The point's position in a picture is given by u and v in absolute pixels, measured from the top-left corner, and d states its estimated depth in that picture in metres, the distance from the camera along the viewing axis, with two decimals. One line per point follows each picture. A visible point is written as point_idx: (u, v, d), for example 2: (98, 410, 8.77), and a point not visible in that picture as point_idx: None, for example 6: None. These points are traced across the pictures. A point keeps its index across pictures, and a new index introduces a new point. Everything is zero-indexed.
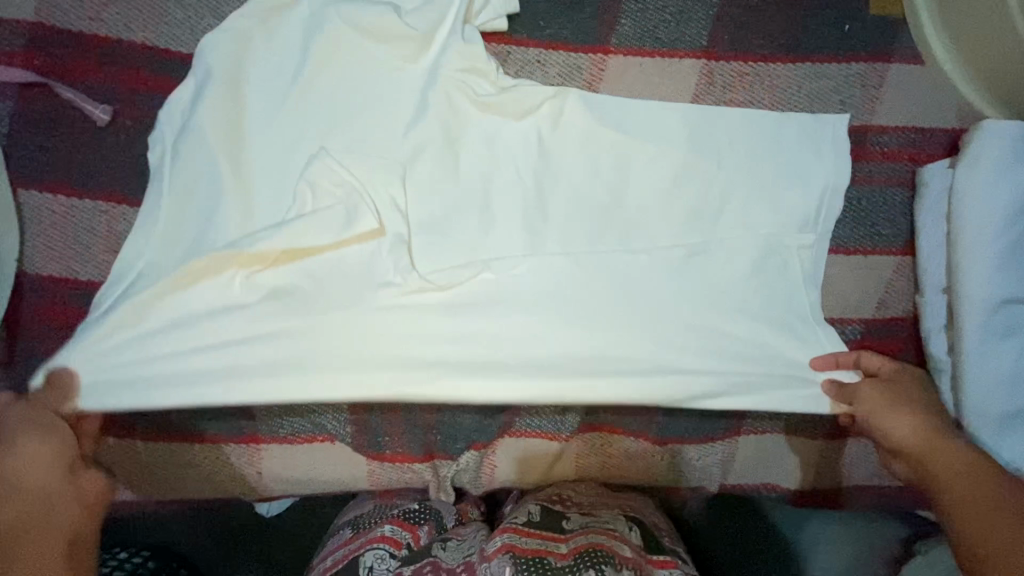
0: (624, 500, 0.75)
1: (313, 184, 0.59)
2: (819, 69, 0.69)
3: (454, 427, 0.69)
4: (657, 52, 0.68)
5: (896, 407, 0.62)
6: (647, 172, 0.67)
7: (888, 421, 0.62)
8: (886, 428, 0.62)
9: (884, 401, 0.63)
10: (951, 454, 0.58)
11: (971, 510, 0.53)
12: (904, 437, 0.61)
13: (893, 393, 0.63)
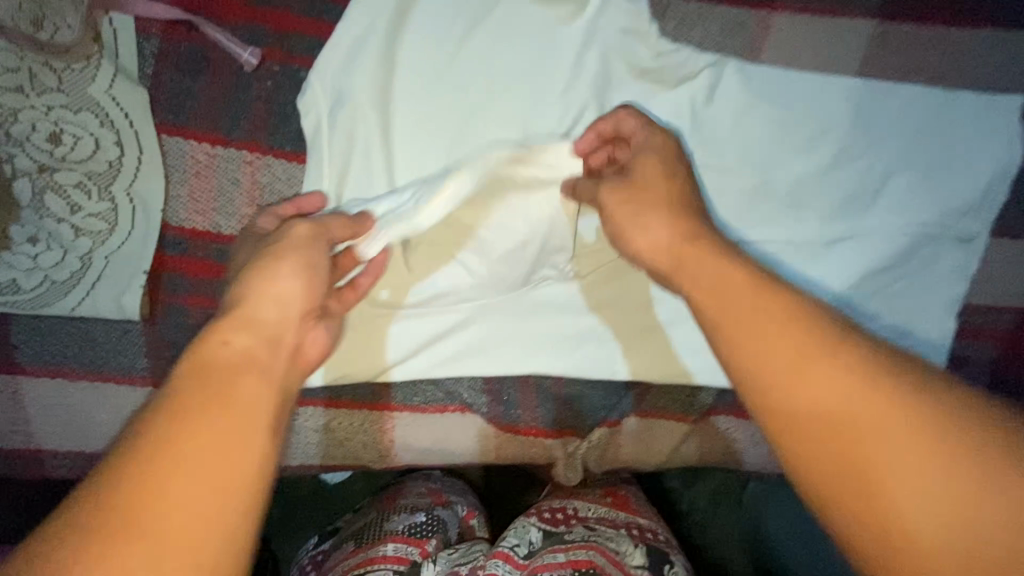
0: (635, 517, 0.66)
1: (469, 158, 0.57)
2: (998, 38, 0.63)
3: (584, 403, 0.67)
4: (829, 11, 0.62)
5: (648, 210, 0.49)
6: (807, 145, 0.63)
7: (643, 226, 0.49)
8: (645, 234, 0.49)
9: (629, 204, 0.50)
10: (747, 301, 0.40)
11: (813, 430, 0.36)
12: (651, 248, 0.48)
13: (641, 198, 0.50)
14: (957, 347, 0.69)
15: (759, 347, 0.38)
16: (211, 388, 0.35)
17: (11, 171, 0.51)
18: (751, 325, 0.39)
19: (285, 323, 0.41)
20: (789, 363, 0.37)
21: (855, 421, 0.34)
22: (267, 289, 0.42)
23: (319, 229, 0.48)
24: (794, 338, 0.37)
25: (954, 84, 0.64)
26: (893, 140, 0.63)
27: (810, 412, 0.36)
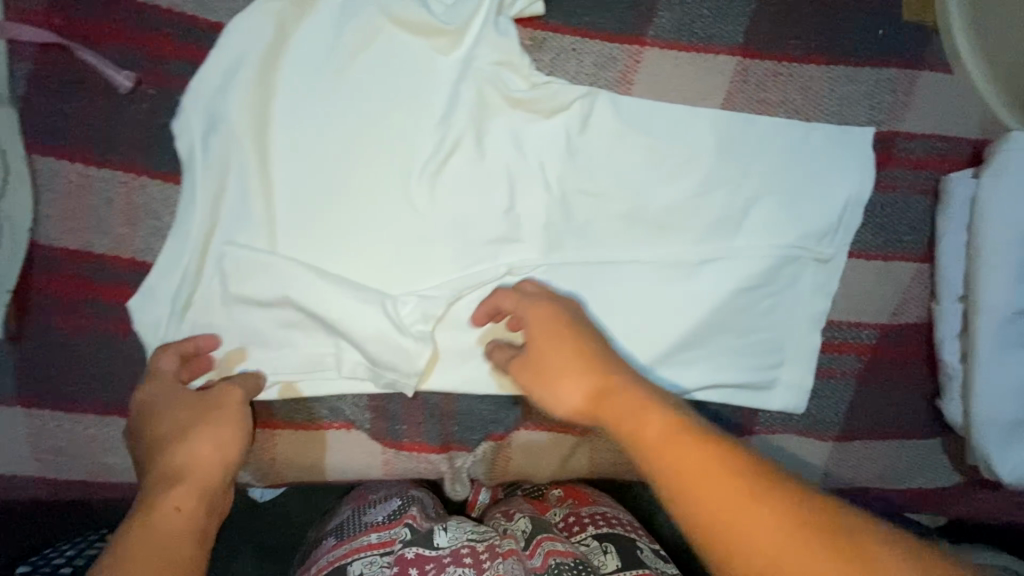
0: (598, 508, 0.69)
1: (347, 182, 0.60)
2: (851, 74, 0.69)
3: (472, 418, 0.69)
4: (694, 47, 0.67)
5: (560, 347, 0.56)
6: (677, 171, 0.67)
7: (558, 384, 0.55)
8: (554, 391, 0.55)
9: (549, 327, 0.57)
10: (656, 425, 0.47)
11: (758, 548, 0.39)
12: (564, 399, 0.54)
13: (555, 334, 0.57)
14: (823, 361, 0.74)
15: (692, 497, 0.42)
16: (160, 545, 0.42)
17: None
18: (659, 450, 0.45)
19: (212, 481, 0.48)
20: (729, 497, 0.41)
21: (759, 517, 0.40)
22: (202, 444, 0.50)
23: (238, 390, 0.55)
24: (721, 471, 0.42)
25: (809, 116, 0.69)
26: (753, 168, 0.67)
27: (715, 493, 0.42)
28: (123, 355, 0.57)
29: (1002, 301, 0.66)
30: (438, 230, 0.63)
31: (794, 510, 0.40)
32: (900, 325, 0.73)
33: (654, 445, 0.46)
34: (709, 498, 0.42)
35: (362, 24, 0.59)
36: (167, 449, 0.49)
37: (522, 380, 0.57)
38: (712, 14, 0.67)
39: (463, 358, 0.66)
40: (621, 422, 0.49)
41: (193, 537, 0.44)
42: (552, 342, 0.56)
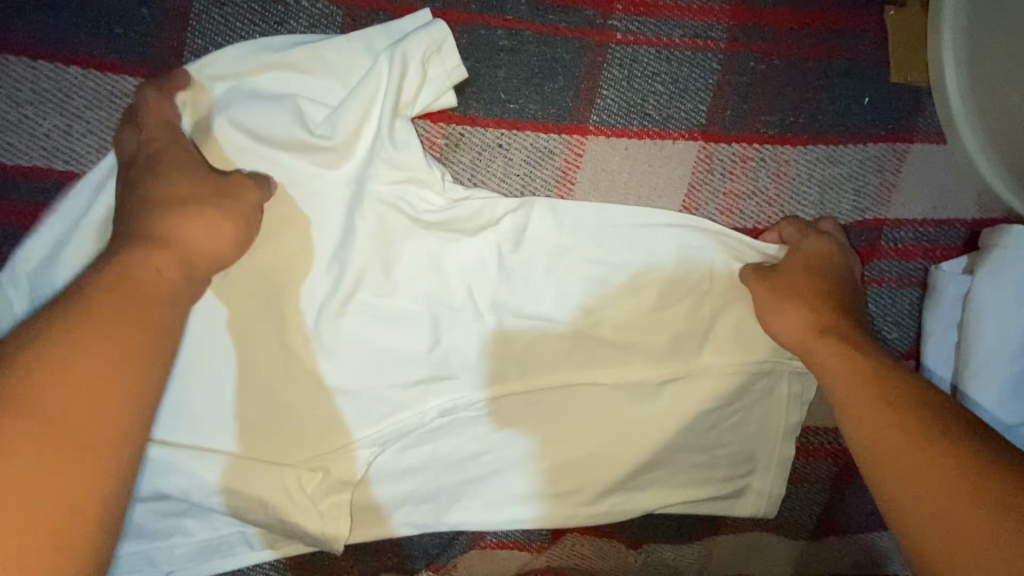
0: None
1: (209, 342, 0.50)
2: (834, 153, 0.58)
3: (414, 547, 0.64)
4: (645, 132, 0.56)
5: (790, 302, 0.54)
6: (630, 283, 0.57)
7: (779, 318, 0.54)
8: (778, 326, 0.54)
9: (775, 295, 0.55)
10: (849, 360, 0.50)
11: (919, 503, 0.40)
12: (791, 333, 0.54)
13: (790, 290, 0.54)
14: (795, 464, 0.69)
15: (851, 410, 0.48)
16: (127, 309, 0.38)
17: None
18: (870, 427, 0.46)
19: (201, 266, 0.44)
20: (912, 462, 0.42)
21: (951, 472, 0.40)
22: (197, 224, 0.43)
23: (254, 188, 0.47)
24: (906, 433, 0.44)
25: (784, 207, 0.58)
26: (722, 275, 0.57)
27: (920, 473, 0.41)
28: None
29: (999, 417, 0.58)
30: (349, 383, 0.53)
31: (952, 451, 0.41)
32: None
33: (860, 425, 0.47)
34: (891, 466, 0.43)
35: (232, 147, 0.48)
36: (148, 206, 0.43)
37: (760, 304, 0.55)
38: (666, 89, 0.56)
39: (396, 504, 0.58)
40: (843, 375, 0.50)
41: (173, 338, 0.40)
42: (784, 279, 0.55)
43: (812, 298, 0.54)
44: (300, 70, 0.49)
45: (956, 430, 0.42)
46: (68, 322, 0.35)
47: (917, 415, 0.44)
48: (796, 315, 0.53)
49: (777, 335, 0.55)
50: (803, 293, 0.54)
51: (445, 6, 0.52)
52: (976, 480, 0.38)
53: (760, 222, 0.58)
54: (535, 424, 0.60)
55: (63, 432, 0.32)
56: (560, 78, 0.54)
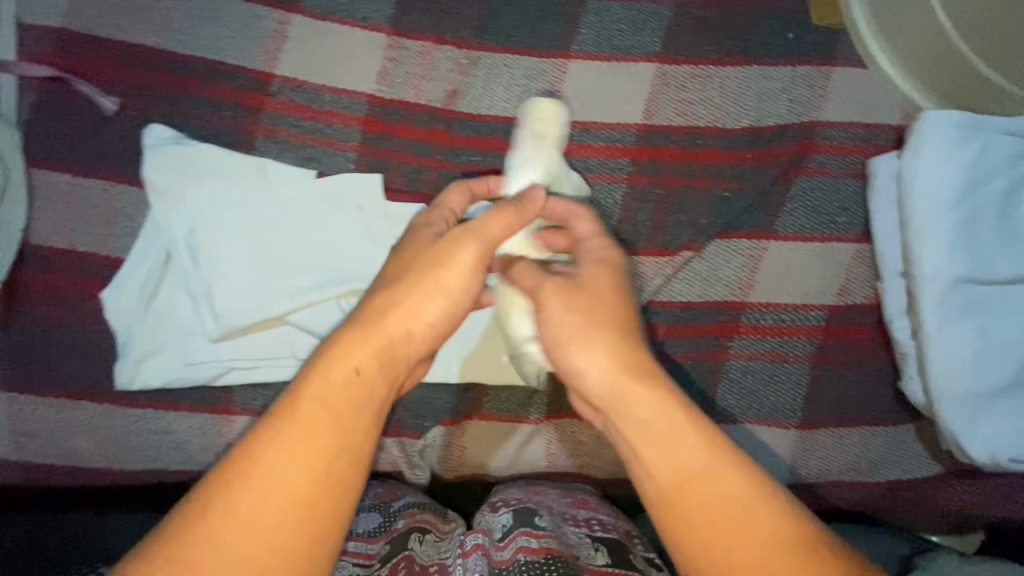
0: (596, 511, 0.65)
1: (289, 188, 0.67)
2: (765, 72, 0.74)
3: (425, 407, 0.71)
4: (615, 56, 0.74)
5: (587, 331, 0.51)
6: (605, 165, 0.73)
7: (573, 354, 0.51)
8: (569, 361, 0.51)
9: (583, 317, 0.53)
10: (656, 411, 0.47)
11: (716, 520, 0.42)
12: (596, 378, 0.50)
13: (590, 311, 0.52)
14: (773, 344, 0.73)
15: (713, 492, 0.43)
16: None
17: None
18: (659, 438, 0.46)
19: None
20: (725, 493, 0.43)
21: (745, 494, 0.43)
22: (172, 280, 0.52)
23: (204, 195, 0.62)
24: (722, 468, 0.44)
25: (732, 111, 0.74)
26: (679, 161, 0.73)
27: (721, 496, 0.43)
28: (95, 344, 0.63)
29: (942, 271, 0.67)
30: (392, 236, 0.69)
31: (737, 471, 0.44)
32: (847, 306, 0.73)
33: (666, 438, 0.46)
34: (693, 484, 0.44)
35: (315, 54, 0.70)
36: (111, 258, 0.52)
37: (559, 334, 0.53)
38: (629, 28, 0.75)
39: None
40: (601, 371, 0.50)
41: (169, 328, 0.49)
42: (582, 301, 0.53)
43: (620, 333, 0.51)
44: (366, 12, 0.71)
45: (700, 448, 0.45)
46: None
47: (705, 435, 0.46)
48: (598, 358, 0.50)
49: (572, 370, 0.51)
50: (593, 322, 0.51)
51: None
52: (761, 506, 0.42)
53: (713, 121, 0.74)
54: None
55: None
56: (549, 21, 0.74)
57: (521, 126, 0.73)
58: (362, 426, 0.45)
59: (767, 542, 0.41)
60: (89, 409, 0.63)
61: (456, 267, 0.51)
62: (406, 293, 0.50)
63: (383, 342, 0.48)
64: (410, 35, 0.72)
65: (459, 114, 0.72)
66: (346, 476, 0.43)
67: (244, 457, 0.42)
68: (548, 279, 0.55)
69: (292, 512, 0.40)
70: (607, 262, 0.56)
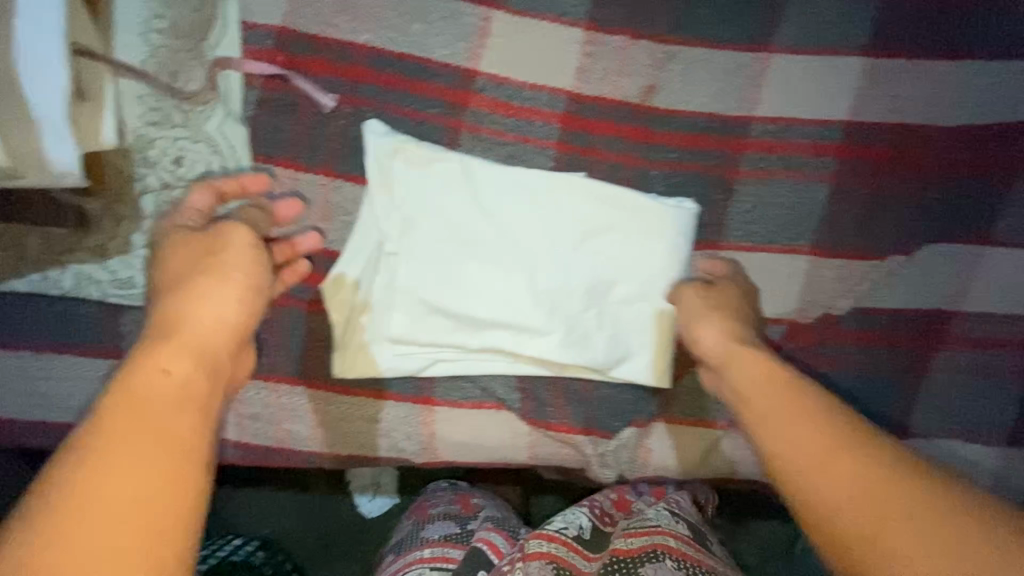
0: (673, 498, 0.71)
1: (493, 183, 0.67)
2: (985, 67, 0.70)
3: (615, 407, 0.70)
4: (821, 50, 0.71)
5: (712, 314, 0.63)
6: (805, 164, 0.70)
7: (700, 328, 0.62)
8: (698, 337, 0.62)
9: (708, 306, 0.64)
10: (744, 362, 0.57)
11: (806, 455, 0.49)
12: (713, 348, 0.61)
13: (717, 303, 0.64)
14: (985, 357, 0.70)
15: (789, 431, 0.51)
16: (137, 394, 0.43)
17: (138, 189, 0.62)
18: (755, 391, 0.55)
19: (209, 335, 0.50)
20: (788, 424, 0.51)
21: (828, 424, 0.50)
22: (207, 299, 0.52)
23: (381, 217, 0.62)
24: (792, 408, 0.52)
25: (945, 108, 0.70)
26: (885, 161, 0.70)
27: (799, 430, 0.50)
28: (313, 333, 0.66)
29: None
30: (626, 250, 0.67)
31: (808, 407, 0.51)
32: None
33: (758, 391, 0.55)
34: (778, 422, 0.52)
35: (516, 51, 0.70)
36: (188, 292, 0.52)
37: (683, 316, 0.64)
38: (837, 21, 0.71)
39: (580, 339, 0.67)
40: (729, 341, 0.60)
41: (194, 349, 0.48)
42: (713, 298, 0.64)
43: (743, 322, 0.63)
44: (566, 7, 0.70)
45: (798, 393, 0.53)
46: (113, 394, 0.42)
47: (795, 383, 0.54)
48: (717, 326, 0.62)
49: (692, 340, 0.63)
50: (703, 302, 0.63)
51: None
52: (841, 434, 0.49)
53: (925, 119, 0.70)
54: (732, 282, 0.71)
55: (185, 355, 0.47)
56: (752, 14, 0.71)
57: (719, 123, 0.71)
58: (192, 424, 0.43)
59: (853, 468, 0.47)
60: (306, 394, 0.67)
61: (223, 254, 0.55)
62: (205, 285, 0.53)
63: (188, 335, 0.49)
64: (608, 29, 0.71)
65: (656, 111, 0.71)
66: (187, 480, 0.41)
67: (91, 458, 0.39)
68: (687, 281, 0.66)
69: (132, 522, 0.37)
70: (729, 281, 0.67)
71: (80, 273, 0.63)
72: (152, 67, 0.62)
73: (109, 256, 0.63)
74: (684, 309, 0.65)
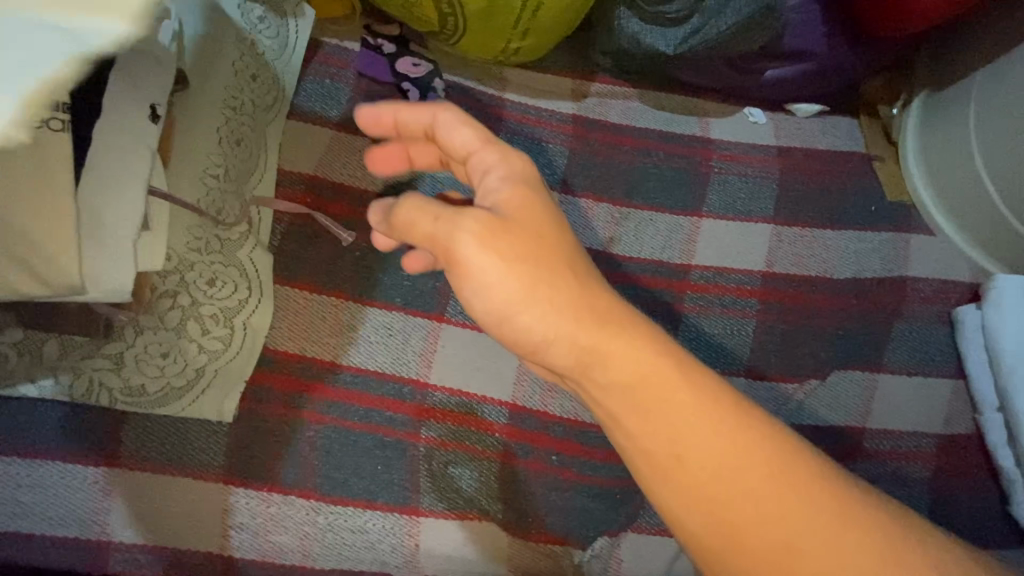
0: None
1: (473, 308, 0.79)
2: (858, 235, 0.92)
3: (587, 517, 0.75)
4: (738, 217, 0.91)
5: (515, 260, 0.44)
6: (733, 302, 0.87)
7: (526, 317, 0.45)
8: (526, 327, 0.45)
9: (486, 244, 0.44)
10: (626, 361, 0.46)
11: (733, 497, 0.46)
12: (552, 332, 0.45)
13: (500, 228, 0.44)
14: (894, 468, 0.82)
15: (710, 463, 0.46)
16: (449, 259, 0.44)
17: (168, 305, 0.68)
18: (680, 435, 0.47)
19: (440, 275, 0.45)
20: (708, 445, 0.46)
21: (773, 463, 0.46)
22: (417, 209, 0.46)
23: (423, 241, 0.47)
24: (711, 421, 0.47)
25: (836, 265, 0.89)
26: (794, 301, 0.87)
27: (735, 487, 0.46)
28: (310, 443, 0.70)
29: None
30: None
31: (718, 418, 0.47)
32: (953, 436, 0.83)
33: (680, 428, 0.46)
34: (709, 483, 0.46)
35: None
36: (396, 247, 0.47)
37: (503, 306, 0.45)
38: (746, 197, 0.93)
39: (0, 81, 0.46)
40: (591, 335, 0.45)
41: (505, 269, 0.44)
42: (509, 237, 0.44)
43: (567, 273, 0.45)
44: (542, 175, 0.91)
45: (743, 438, 0.47)
46: (493, 234, 0.44)
47: (712, 410, 0.47)
48: (538, 311, 0.44)
49: (526, 340, 0.46)
50: (528, 284, 0.43)
51: (619, 150, 0.95)
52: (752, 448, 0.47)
53: (822, 271, 0.89)
54: None
55: (470, 250, 0.44)
56: (684, 188, 0.93)
57: (666, 268, 0.88)
58: None
59: (802, 522, 0.45)
60: (295, 503, 0.69)
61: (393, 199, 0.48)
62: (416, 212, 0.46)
63: None
64: (575, 194, 0.91)
65: (616, 256, 0.87)
66: None
67: None
68: (465, 214, 0.44)
69: None
70: (523, 187, 0.47)
71: (93, 380, 0.66)
72: (203, 204, 0.70)
73: (125, 365, 0.67)
74: (494, 293, 0.44)
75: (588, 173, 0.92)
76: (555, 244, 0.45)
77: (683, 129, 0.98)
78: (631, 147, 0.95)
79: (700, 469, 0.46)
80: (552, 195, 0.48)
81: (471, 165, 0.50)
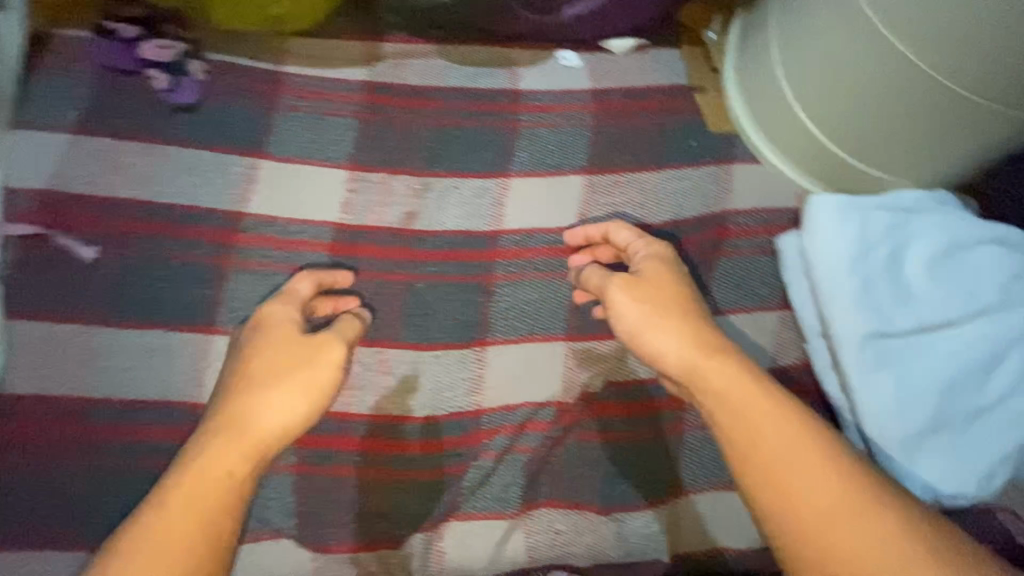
0: None
1: (249, 313, 0.73)
2: (678, 174, 0.87)
3: (400, 512, 0.72)
4: (549, 172, 0.86)
5: (660, 323, 0.69)
6: (547, 264, 0.82)
7: (658, 337, 0.68)
8: (657, 345, 0.69)
9: (647, 309, 0.70)
10: (716, 369, 0.65)
11: (825, 492, 0.58)
12: (671, 357, 0.68)
13: (652, 299, 0.71)
14: None
15: (779, 451, 0.60)
16: (649, 299, 0.71)
17: None
18: (755, 430, 0.62)
19: (620, 328, 0.72)
20: (795, 437, 0.60)
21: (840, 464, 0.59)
22: (626, 288, 0.72)
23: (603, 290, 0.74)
24: (784, 419, 0.62)
25: (654, 210, 0.85)
26: (613, 254, 0.83)
27: (813, 474, 0.58)
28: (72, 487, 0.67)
29: (854, 329, 0.75)
30: None
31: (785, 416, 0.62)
32: (780, 369, 0.81)
33: (770, 430, 0.61)
34: (792, 469, 0.59)
35: (284, 192, 0.78)
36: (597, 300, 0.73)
37: (637, 324, 0.70)
38: (558, 149, 0.87)
39: None
40: (704, 361, 0.66)
41: (680, 313, 0.70)
42: (648, 291, 0.71)
43: (681, 315, 0.69)
44: (329, 153, 0.81)
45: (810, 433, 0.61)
46: (632, 286, 0.72)
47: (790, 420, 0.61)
48: (673, 339, 0.68)
49: (653, 351, 0.69)
50: (647, 314, 0.69)
51: (419, 116, 0.87)
52: (823, 443, 0.60)
53: (638, 219, 0.85)
54: (500, 375, 0.78)
55: (654, 301, 0.70)
56: (491, 148, 0.86)
57: (473, 238, 0.81)
58: None
59: (863, 514, 0.56)
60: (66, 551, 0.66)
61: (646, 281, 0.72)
62: (628, 285, 0.72)
63: None
64: (369, 168, 0.82)
65: (419, 231, 0.80)
66: None
67: None
68: (614, 277, 0.73)
69: None
70: (659, 262, 0.74)
71: None
72: None
73: None
74: (632, 321, 0.71)
75: (383, 144, 0.84)
76: (688, 304, 0.71)
77: (489, 83, 0.91)
78: (432, 111, 0.87)
79: (775, 459, 0.60)
80: (681, 272, 0.74)
81: (629, 250, 0.77)
